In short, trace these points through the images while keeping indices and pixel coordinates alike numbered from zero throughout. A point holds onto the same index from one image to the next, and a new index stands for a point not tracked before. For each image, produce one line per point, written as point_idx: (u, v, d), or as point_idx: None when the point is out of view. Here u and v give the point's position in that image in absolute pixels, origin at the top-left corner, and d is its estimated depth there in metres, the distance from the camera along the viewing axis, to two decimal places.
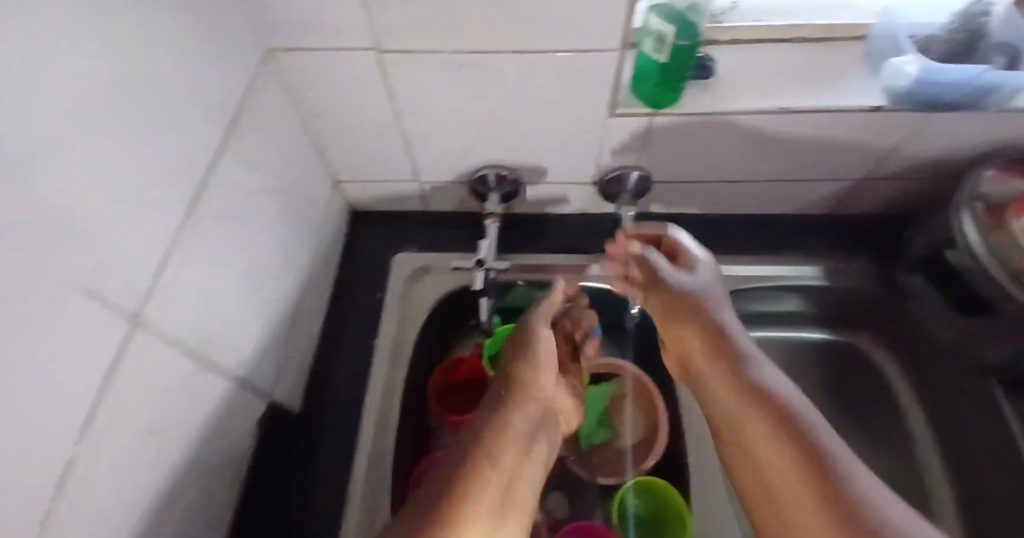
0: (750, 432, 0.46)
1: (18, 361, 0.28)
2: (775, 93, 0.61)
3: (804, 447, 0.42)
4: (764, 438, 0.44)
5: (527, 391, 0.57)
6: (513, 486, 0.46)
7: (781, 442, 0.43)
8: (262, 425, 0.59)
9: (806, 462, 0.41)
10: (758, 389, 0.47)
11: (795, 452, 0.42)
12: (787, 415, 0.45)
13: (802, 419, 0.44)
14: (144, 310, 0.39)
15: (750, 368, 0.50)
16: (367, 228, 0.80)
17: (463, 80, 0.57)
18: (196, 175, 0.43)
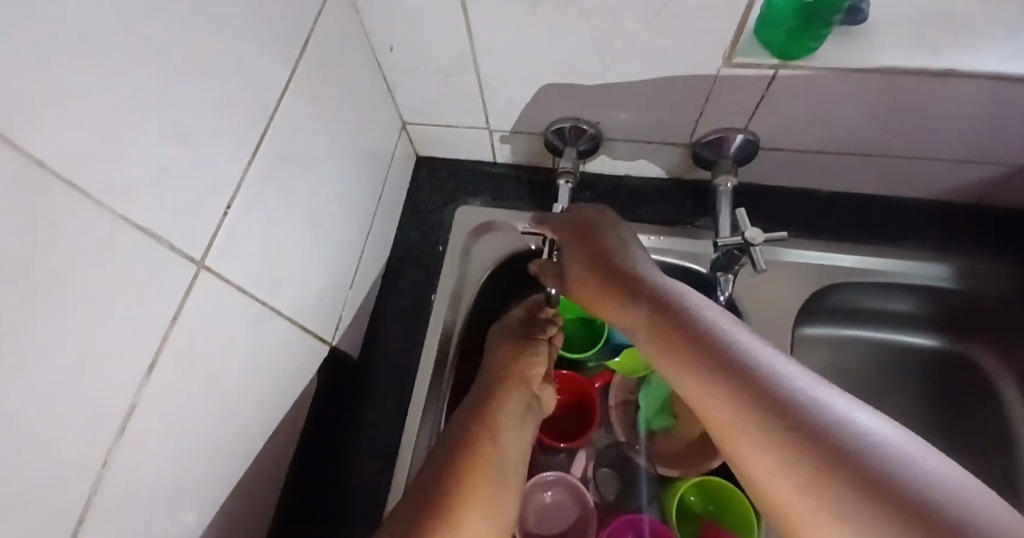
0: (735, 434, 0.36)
1: (60, 317, 0.25)
2: (937, 49, 0.49)
3: (798, 424, 0.33)
4: (734, 425, 0.36)
5: (524, 362, 0.57)
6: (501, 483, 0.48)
7: (773, 432, 0.34)
8: (319, 375, 0.56)
9: (809, 458, 0.32)
10: (721, 355, 0.39)
11: (786, 430, 0.33)
12: (749, 378, 0.36)
13: (756, 362, 0.37)
14: (208, 257, 0.35)
15: (684, 321, 0.42)
16: (432, 176, 0.74)
17: (555, 18, 0.49)
18: (257, 112, 0.39)
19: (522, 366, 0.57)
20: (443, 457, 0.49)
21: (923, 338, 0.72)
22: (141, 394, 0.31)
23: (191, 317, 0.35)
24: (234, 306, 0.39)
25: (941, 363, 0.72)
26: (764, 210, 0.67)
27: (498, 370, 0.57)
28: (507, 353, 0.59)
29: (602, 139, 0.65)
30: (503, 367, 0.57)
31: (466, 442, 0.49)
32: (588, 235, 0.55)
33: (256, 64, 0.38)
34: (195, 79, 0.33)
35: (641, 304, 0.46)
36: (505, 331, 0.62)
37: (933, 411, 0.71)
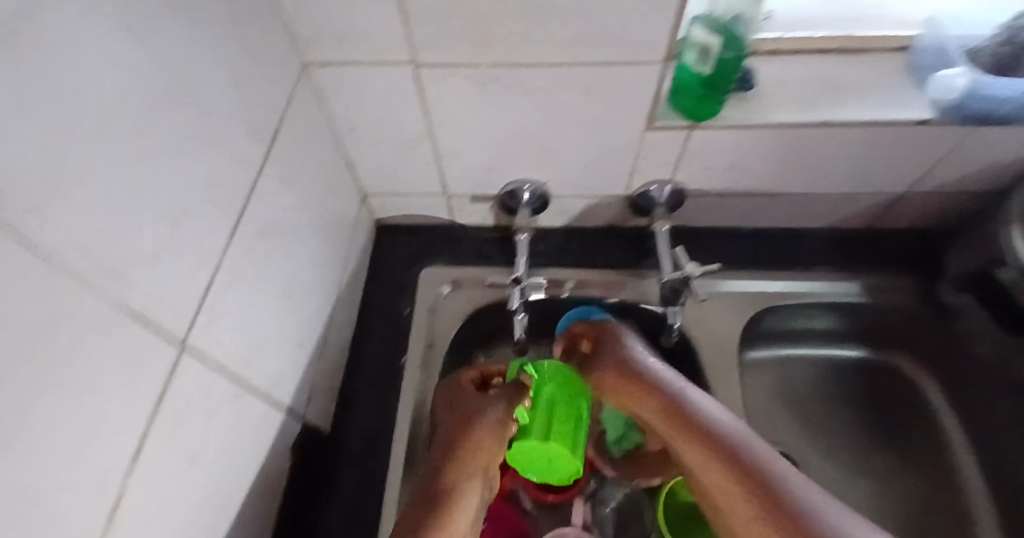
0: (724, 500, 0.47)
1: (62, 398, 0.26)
2: (819, 104, 0.59)
3: (756, 479, 0.45)
4: (739, 507, 0.45)
5: (472, 418, 0.56)
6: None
7: (727, 463, 0.47)
8: (296, 447, 0.57)
9: (773, 519, 0.42)
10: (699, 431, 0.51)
11: (738, 465, 0.47)
12: (716, 435, 0.50)
13: (712, 418, 0.51)
14: (191, 334, 0.38)
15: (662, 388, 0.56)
16: (393, 241, 0.78)
17: (501, 95, 0.56)
18: (235, 196, 0.42)
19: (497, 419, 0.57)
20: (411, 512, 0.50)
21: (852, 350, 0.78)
22: (133, 471, 0.32)
23: (175, 399, 0.36)
24: (214, 381, 0.40)
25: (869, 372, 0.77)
26: (700, 248, 0.74)
27: (456, 425, 0.56)
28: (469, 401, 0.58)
29: (551, 197, 0.71)
30: (456, 422, 0.57)
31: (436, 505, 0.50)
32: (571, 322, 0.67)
33: (232, 153, 0.42)
34: (179, 169, 0.36)
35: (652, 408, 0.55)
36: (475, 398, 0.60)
37: (874, 421, 0.75)
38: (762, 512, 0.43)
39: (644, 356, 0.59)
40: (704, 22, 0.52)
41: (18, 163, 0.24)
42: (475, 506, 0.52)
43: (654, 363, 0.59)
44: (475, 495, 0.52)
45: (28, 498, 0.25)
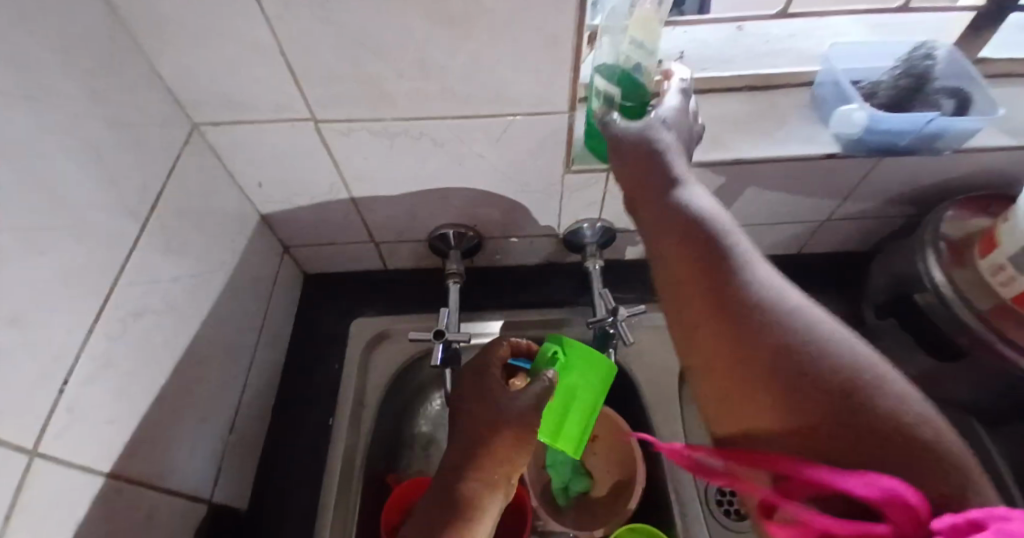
0: (732, 346, 0.34)
1: None
2: (730, 142, 0.59)
3: (805, 353, 0.31)
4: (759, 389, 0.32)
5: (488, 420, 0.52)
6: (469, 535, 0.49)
7: (777, 368, 0.32)
8: (201, 532, 0.53)
9: (822, 420, 0.29)
10: (741, 315, 0.34)
11: (779, 361, 0.32)
12: (773, 318, 0.33)
13: (797, 308, 0.34)
14: (44, 440, 0.34)
15: (754, 301, 0.34)
16: (322, 292, 0.76)
17: (409, 147, 0.54)
18: (102, 280, 0.39)
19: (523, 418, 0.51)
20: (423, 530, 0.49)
21: None
22: None
23: (24, 518, 0.32)
24: (78, 487, 0.37)
25: None
26: (634, 282, 0.73)
27: (478, 430, 0.52)
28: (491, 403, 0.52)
29: (485, 237, 0.70)
30: (477, 425, 0.52)
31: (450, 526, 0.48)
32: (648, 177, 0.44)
33: (98, 235, 0.39)
34: (23, 266, 0.33)
35: (676, 248, 0.40)
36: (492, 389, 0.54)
37: None
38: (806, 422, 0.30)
39: (695, 199, 0.42)
40: (604, 72, 0.50)
41: None
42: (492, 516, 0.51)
43: (677, 161, 0.44)
44: (493, 502, 0.51)
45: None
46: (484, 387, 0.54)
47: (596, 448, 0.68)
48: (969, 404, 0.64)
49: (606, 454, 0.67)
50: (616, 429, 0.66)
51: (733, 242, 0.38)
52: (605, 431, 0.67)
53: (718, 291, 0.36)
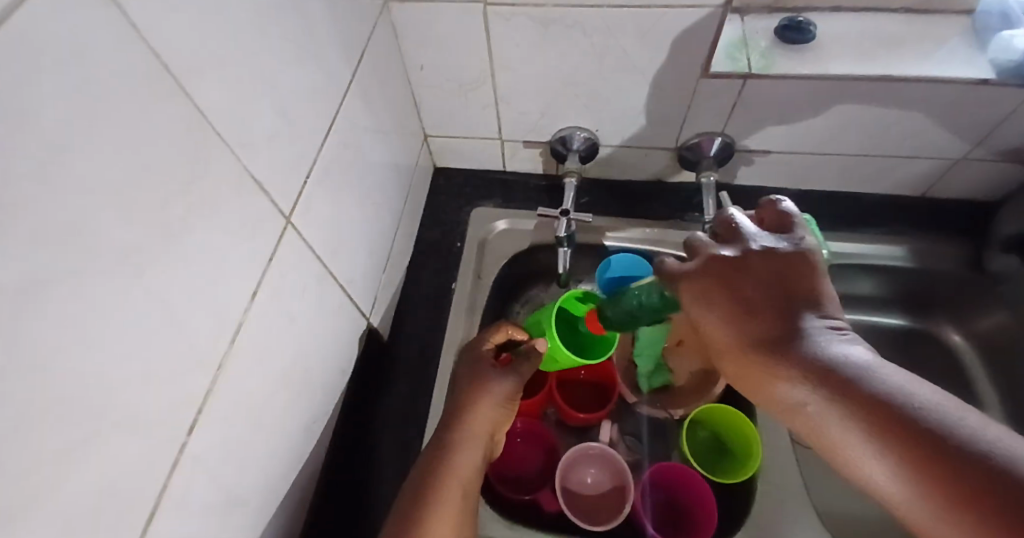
0: (846, 443, 0.39)
1: (193, 232, 0.32)
2: (877, 62, 0.59)
3: (884, 402, 0.37)
4: (847, 433, 0.38)
5: (473, 388, 0.59)
6: (448, 473, 0.53)
7: (886, 434, 0.36)
8: (364, 343, 0.63)
9: (927, 463, 0.34)
10: (866, 407, 0.38)
11: (910, 437, 0.36)
12: (875, 394, 0.38)
13: (880, 376, 0.39)
14: (294, 213, 0.43)
15: (858, 379, 0.39)
16: (449, 183, 0.84)
17: (563, 36, 0.59)
18: (330, 105, 0.47)
19: (500, 382, 0.59)
20: (414, 480, 0.53)
21: (899, 319, 0.77)
22: (247, 315, 0.38)
23: (281, 264, 0.41)
24: (309, 262, 0.45)
25: (914, 340, 0.77)
26: (746, 204, 0.76)
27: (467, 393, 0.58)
28: (471, 364, 0.61)
29: (601, 145, 0.74)
30: (465, 393, 0.59)
31: (429, 470, 0.53)
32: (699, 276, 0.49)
33: (332, 66, 0.47)
34: (294, 69, 0.41)
35: (793, 360, 0.41)
36: (474, 354, 0.62)
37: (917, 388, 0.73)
38: (919, 471, 0.35)
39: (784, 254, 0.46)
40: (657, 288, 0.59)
41: (172, 30, 0.29)
42: (470, 466, 0.54)
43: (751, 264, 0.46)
44: (472, 456, 0.55)
45: (164, 298, 0.30)
46: (476, 366, 0.61)
47: (680, 350, 0.72)
48: None
49: (687, 355, 0.71)
50: None
51: (810, 307, 0.44)
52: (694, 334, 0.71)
53: (830, 396, 0.39)
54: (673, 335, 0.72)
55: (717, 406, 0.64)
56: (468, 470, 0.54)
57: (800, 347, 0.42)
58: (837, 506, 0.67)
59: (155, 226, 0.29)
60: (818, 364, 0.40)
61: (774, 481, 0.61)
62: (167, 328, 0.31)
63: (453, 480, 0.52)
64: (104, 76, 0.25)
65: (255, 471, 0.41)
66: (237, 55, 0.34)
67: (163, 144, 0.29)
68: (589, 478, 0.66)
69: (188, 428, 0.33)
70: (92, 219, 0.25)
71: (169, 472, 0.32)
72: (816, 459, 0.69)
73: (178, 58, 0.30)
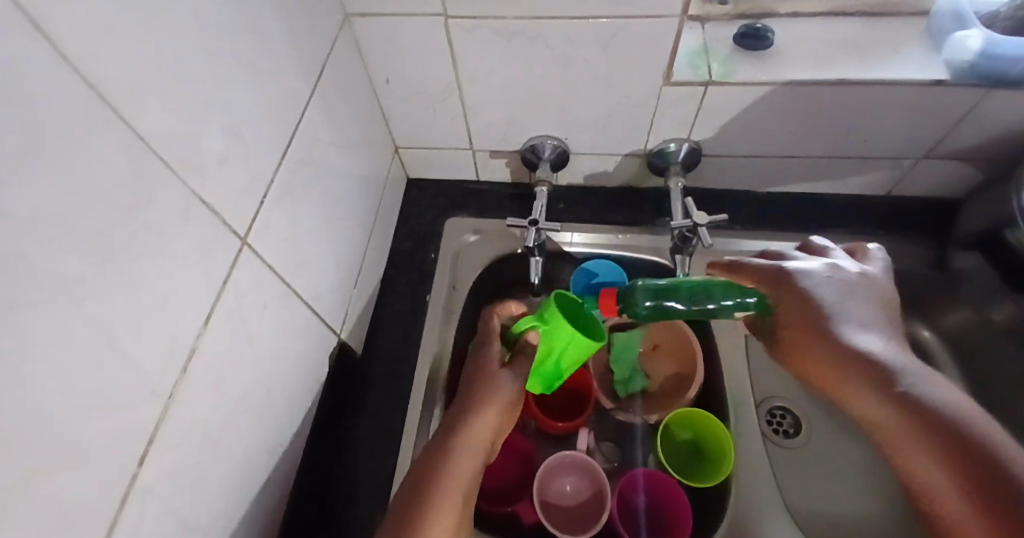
0: (906, 453, 0.44)
1: (138, 260, 0.31)
2: (833, 67, 0.60)
3: (945, 428, 0.42)
4: (914, 447, 0.43)
5: (482, 381, 0.57)
6: (441, 475, 0.50)
7: (942, 458, 0.42)
8: (332, 363, 0.63)
9: (979, 482, 0.40)
10: (934, 428, 0.42)
11: (969, 462, 0.41)
12: (945, 417, 0.42)
13: (947, 403, 0.43)
14: (250, 234, 0.42)
15: (932, 404, 0.43)
16: (421, 194, 0.83)
17: (525, 47, 0.59)
18: (288, 123, 0.47)
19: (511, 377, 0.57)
20: (416, 474, 0.51)
21: None
22: (200, 341, 0.37)
23: (237, 287, 0.41)
24: (268, 282, 0.45)
25: None
26: (714, 208, 0.76)
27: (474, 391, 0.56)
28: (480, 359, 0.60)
29: (571, 153, 0.74)
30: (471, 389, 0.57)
31: (430, 466, 0.50)
32: (783, 280, 0.49)
33: (289, 85, 0.47)
34: (246, 89, 0.41)
35: (873, 374, 0.45)
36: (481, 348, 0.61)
37: None
38: (965, 491, 0.41)
39: (819, 286, 0.49)
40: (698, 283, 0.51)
41: (108, 58, 0.29)
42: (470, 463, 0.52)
43: (825, 289, 0.49)
44: (471, 459, 0.52)
45: (108, 328, 0.30)
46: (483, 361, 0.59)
47: (655, 354, 0.72)
48: None
49: (662, 360, 0.72)
50: (681, 339, 0.70)
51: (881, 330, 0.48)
52: (671, 339, 0.71)
53: (903, 412, 0.43)
54: (649, 339, 0.73)
55: (689, 408, 0.64)
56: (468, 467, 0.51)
57: (880, 363, 0.45)
58: (818, 510, 0.67)
59: (96, 255, 0.29)
60: (895, 384, 0.44)
61: (748, 482, 0.61)
62: (113, 360, 0.30)
63: (450, 484, 0.49)
64: (33, 109, 0.25)
65: (213, 496, 0.41)
66: (183, 79, 0.34)
67: (103, 173, 0.29)
68: (566, 487, 0.66)
69: (138, 460, 0.33)
70: (23, 254, 0.25)
71: (119, 505, 0.32)
72: (791, 458, 0.70)
73: (115, 85, 0.29)
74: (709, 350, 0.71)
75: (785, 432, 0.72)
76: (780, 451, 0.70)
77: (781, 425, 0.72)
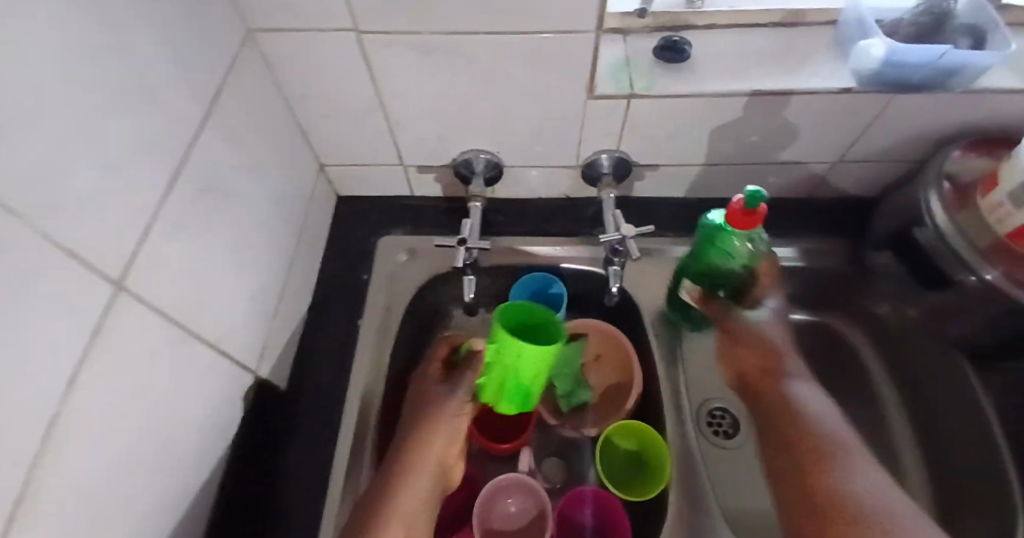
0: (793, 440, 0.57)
1: None
2: (748, 78, 0.61)
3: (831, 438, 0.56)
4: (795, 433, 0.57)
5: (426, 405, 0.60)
6: (388, 506, 0.52)
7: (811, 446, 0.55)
8: (249, 401, 0.59)
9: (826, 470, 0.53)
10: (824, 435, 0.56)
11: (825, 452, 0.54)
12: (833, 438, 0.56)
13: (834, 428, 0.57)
14: (127, 276, 0.39)
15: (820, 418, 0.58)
16: (351, 212, 0.80)
17: (443, 62, 0.58)
18: (176, 151, 0.43)
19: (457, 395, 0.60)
20: (364, 507, 0.53)
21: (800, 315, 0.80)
22: (66, 403, 0.34)
23: (111, 338, 0.37)
24: (155, 326, 0.42)
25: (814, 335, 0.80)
26: (647, 216, 0.76)
27: (419, 416, 0.59)
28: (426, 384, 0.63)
29: (503, 166, 0.73)
30: (415, 416, 0.59)
31: (378, 502, 0.52)
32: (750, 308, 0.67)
33: (177, 111, 0.43)
34: (121, 120, 0.37)
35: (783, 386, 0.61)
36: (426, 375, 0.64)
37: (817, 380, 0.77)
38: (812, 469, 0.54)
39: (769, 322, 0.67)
40: None
41: None
42: (418, 489, 0.54)
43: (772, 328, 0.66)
44: (422, 482, 0.55)
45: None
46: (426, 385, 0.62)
47: (599, 365, 0.72)
48: (957, 339, 0.68)
49: (605, 370, 0.71)
50: (621, 350, 0.70)
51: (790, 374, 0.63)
52: (612, 350, 0.71)
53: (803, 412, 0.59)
54: (591, 350, 0.72)
55: (629, 422, 0.64)
56: (415, 494, 0.54)
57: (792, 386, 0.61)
58: (756, 509, 0.68)
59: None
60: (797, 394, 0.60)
61: (685, 489, 0.61)
62: None
63: (397, 516, 0.52)
64: None
65: None
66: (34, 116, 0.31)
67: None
68: (509, 510, 0.64)
69: None
70: None
71: None
72: (730, 458, 0.71)
73: None
74: (646, 359, 0.71)
75: (725, 432, 0.73)
76: (720, 453, 0.71)
77: (721, 426, 0.73)
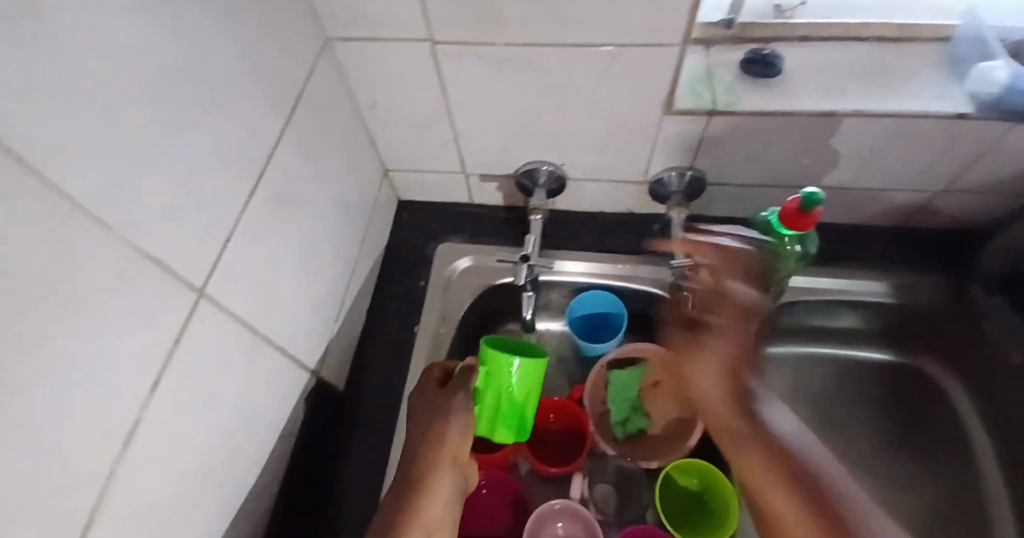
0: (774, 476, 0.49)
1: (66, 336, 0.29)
2: (843, 97, 0.56)
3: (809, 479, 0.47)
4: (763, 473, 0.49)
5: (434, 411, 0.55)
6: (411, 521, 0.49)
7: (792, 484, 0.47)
8: (310, 404, 0.59)
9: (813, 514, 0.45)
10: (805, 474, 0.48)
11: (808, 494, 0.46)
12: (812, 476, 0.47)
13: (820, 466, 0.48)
14: (207, 286, 0.39)
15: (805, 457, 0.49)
16: (412, 217, 0.80)
17: (515, 74, 0.56)
18: (254, 160, 0.44)
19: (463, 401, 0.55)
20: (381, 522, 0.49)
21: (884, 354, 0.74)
22: (146, 411, 0.34)
23: (188, 347, 0.38)
24: (229, 332, 0.42)
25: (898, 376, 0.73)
26: None
27: (429, 422, 0.54)
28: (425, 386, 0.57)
29: (568, 179, 0.71)
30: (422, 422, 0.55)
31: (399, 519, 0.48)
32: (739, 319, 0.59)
33: (255, 120, 0.44)
34: (202, 132, 0.38)
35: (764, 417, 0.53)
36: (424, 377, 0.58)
37: (898, 425, 0.71)
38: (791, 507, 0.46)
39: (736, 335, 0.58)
40: None
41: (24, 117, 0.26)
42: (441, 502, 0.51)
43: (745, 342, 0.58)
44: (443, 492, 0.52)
45: (26, 418, 0.27)
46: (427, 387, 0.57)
47: (656, 392, 0.68)
48: None
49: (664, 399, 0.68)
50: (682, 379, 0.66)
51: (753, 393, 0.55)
52: (672, 378, 0.67)
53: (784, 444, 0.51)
54: (649, 376, 0.69)
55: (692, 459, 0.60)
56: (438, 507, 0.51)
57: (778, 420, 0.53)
58: None
59: (10, 339, 0.25)
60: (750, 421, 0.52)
61: None
62: (37, 453, 0.27)
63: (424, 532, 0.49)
64: None
65: None
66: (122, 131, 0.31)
67: (20, 246, 0.26)
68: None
69: None
70: None
71: None
72: None
73: (33, 145, 0.26)
74: None
75: None
76: None
77: None
